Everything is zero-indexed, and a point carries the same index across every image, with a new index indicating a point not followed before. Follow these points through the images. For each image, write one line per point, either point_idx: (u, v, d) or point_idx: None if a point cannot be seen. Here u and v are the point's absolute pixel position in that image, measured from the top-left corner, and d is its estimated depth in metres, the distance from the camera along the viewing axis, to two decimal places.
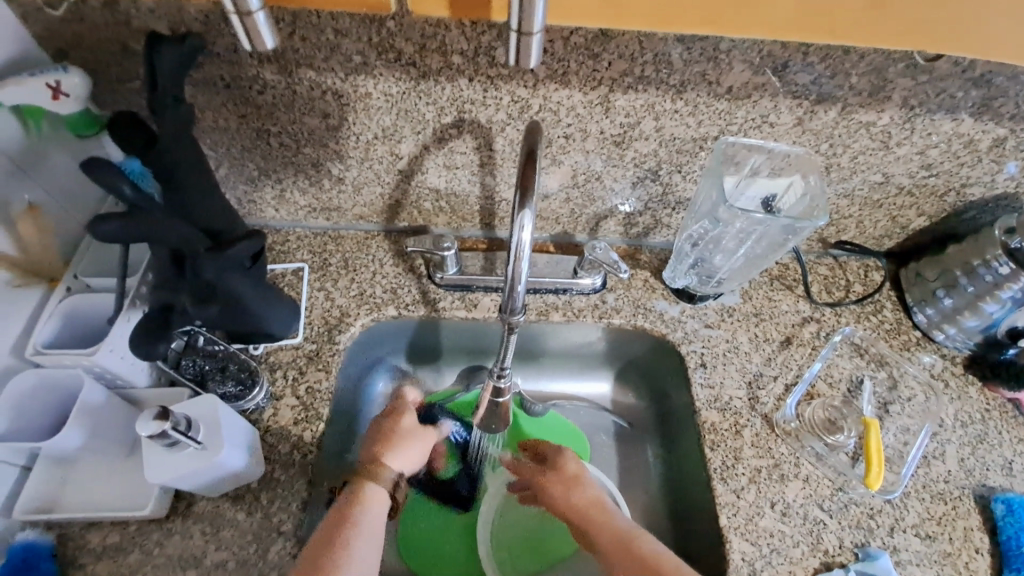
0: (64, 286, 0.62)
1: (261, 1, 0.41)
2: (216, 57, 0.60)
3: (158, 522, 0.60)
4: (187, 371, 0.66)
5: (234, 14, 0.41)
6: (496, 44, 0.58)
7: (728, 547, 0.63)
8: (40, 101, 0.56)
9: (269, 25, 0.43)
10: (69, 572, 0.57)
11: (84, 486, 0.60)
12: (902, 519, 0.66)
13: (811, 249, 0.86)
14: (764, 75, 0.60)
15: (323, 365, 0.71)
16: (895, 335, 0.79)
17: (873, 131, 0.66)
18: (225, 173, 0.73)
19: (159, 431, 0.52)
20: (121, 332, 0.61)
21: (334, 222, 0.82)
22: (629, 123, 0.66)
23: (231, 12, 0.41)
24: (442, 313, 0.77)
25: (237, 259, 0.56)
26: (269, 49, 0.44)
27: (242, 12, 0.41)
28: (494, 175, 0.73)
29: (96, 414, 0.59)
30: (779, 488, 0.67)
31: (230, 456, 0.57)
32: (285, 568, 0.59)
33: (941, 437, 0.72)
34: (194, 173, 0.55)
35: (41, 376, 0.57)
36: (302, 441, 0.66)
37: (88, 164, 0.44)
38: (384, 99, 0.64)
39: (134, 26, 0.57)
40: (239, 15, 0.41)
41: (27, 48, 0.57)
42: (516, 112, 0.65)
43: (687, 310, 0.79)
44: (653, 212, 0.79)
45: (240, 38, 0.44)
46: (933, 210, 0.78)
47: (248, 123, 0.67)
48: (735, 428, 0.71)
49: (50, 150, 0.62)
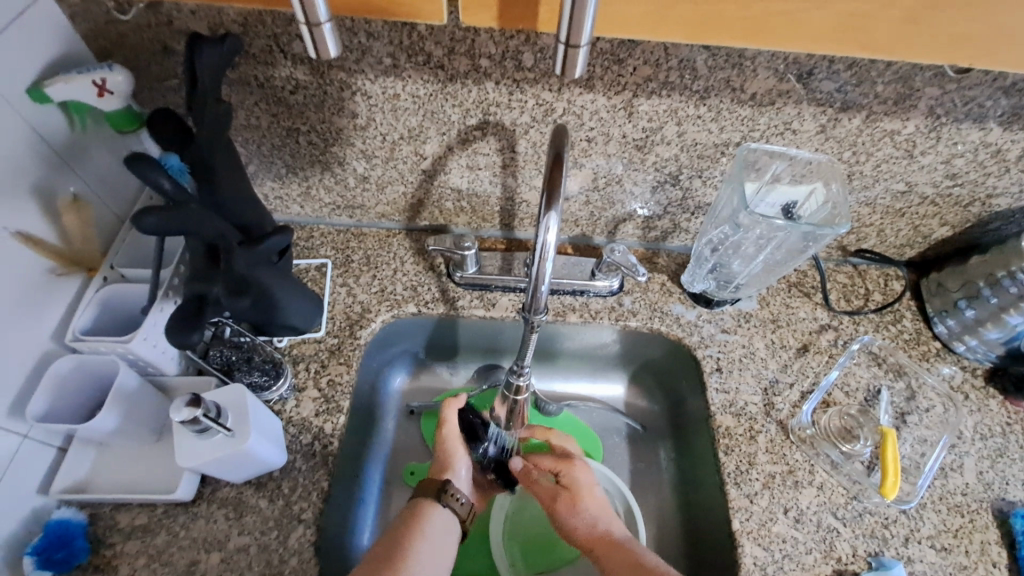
0: (101, 276, 0.65)
1: (328, 11, 0.40)
2: (251, 58, 0.62)
3: (184, 505, 0.62)
4: (215, 360, 0.69)
5: (304, 23, 0.40)
6: (523, 48, 0.59)
7: (740, 551, 0.63)
8: (86, 98, 0.58)
9: (337, 34, 0.41)
10: (99, 550, 0.60)
11: (115, 467, 0.63)
12: (917, 530, 0.66)
13: (830, 257, 0.86)
14: (788, 83, 0.61)
15: (344, 359, 0.73)
16: (915, 345, 0.79)
17: (897, 140, 0.66)
18: (255, 169, 0.76)
19: (191, 418, 0.54)
20: (155, 321, 0.63)
21: (356, 219, 0.83)
22: (652, 128, 0.67)
23: (301, 22, 0.40)
24: (461, 311, 0.78)
25: (267, 253, 0.58)
26: (333, 57, 0.43)
27: (310, 22, 0.40)
28: (516, 176, 0.74)
29: (130, 399, 0.61)
30: (793, 494, 0.67)
31: (257, 444, 0.59)
32: (306, 554, 0.60)
33: (959, 449, 0.72)
34: (228, 170, 0.57)
35: (80, 360, 0.59)
36: (323, 432, 0.67)
37: (132, 159, 0.46)
38: (412, 100, 0.65)
39: (176, 27, 0.59)
40: (309, 25, 0.40)
41: (74, 46, 0.60)
42: (540, 115, 0.66)
43: (703, 314, 0.80)
44: (672, 216, 0.80)
45: (307, 47, 0.42)
46: (956, 220, 0.77)
47: (279, 121, 0.69)
48: (750, 433, 0.71)
49: (92, 144, 0.65)
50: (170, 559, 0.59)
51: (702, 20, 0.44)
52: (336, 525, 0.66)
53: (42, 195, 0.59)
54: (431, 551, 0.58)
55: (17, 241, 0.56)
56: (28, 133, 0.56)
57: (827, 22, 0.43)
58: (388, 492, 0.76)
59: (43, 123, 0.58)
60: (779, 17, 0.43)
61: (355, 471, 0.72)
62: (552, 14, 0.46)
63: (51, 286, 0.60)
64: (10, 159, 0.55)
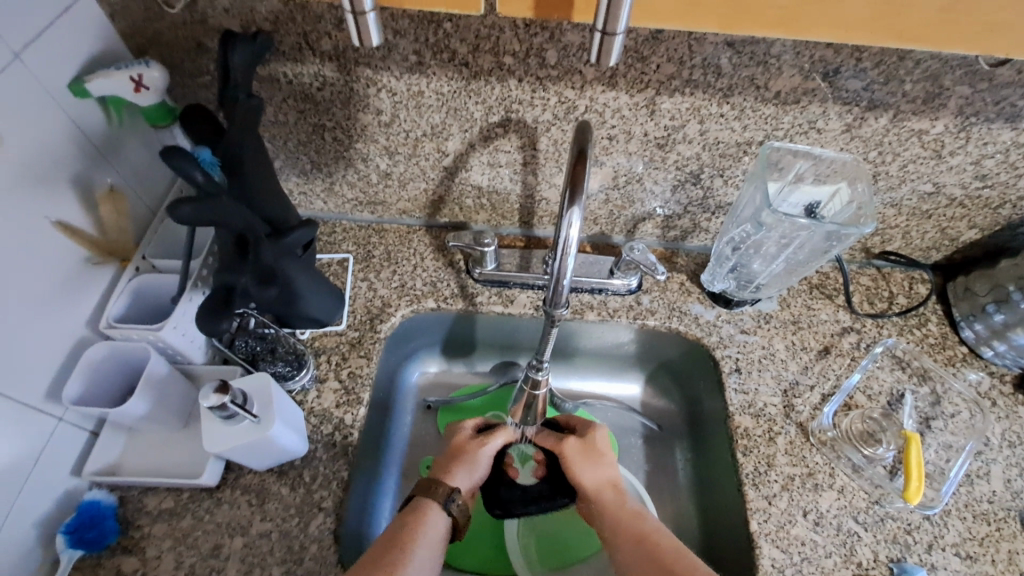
0: (133, 266, 0.67)
1: (373, 2, 0.41)
2: (281, 55, 0.63)
3: (209, 491, 0.64)
4: (240, 350, 0.71)
5: (349, 12, 0.41)
6: (547, 46, 0.59)
7: (758, 552, 0.63)
8: (124, 93, 0.60)
9: (380, 24, 0.42)
10: (127, 532, 0.61)
11: (144, 453, 0.65)
12: (941, 537, 0.65)
13: (853, 259, 0.85)
14: (814, 81, 0.60)
15: (365, 352, 0.74)
16: (940, 350, 0.77)
17: (925, 139, 0.65)
18: (281, 164, 0.77)
19: (219, 404, 0.55)
20: (184, 311, 0.65)
21: (378, 216, 0.85)
22: (673, 126, 0.67)
23: (348, 11, 0.41)
24: (479, 307, 0.79)
25: (291, 247, 0.60)
26: (376, 47, 0.43)
27: (356, 12, 0.40)
28: (537, 173, 0.75)
29: (159, 386, 0.63)
30: (813, 497, 0.66)
31: (281, 432, 0.60)
32: (326, 542, 0.61)
33: (986, 456, 0.71)
34: (257, 163, 0.58)
35: (112, 347, 0.61)
36: (343, 423, 0.69)
37: (166, 151, 0.47)
38: (436, 97, 0.66)
39: (209, 25, 0.61)
40: (354, 15, 0.41)
41: (113, 43, 0.62)
42: (562, 112, 0.66)
43: (722, 315, 0.79)
44: (692, 216, 0.79)
45: (351, 36, 0.43)
46: (985, 222, 0.76)
47: (305, 118, 0.70)
48: (769, 434, 0.70)
49: (126, 138, 0.67)
50: (196, 542, 0.61)
51: (737, 8, 0.41)
52: (353, 515, 0.67)
53: (80, 186, 0.61)
54: (433, 553, 0.57)
55: (56, 229, 0.58)
56: (68, 125, 0.58)
57: (865, 7, 0.41)
58: (404, 484, 0.77)
59: (81, 116, 0.60)
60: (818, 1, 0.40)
61: (373, 462, 0.73)
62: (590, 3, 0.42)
63: (86, 275, 0.62)
64: (49, 151, 0.57)
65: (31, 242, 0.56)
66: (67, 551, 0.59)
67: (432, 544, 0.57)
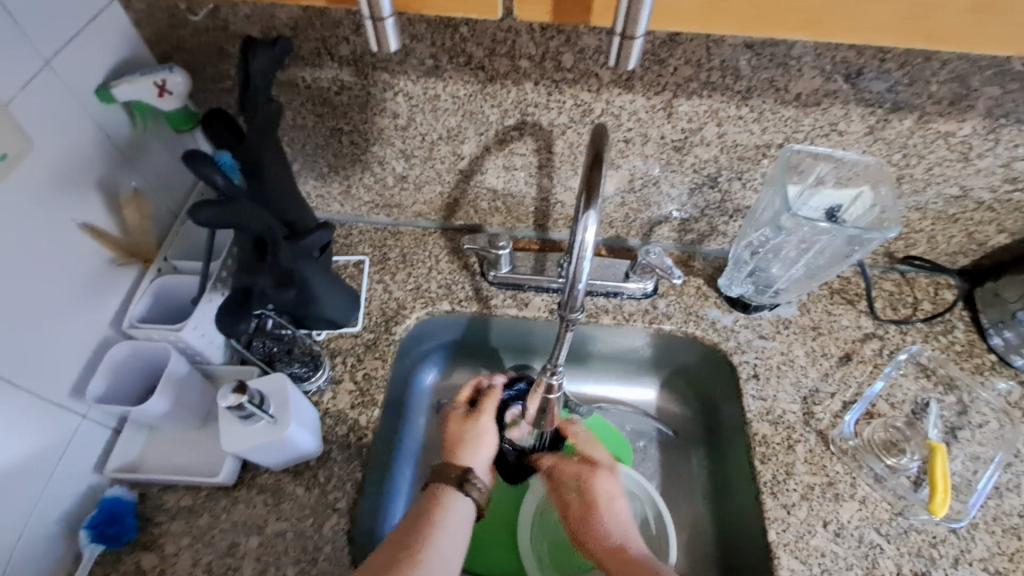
0: (155, 267, 0.69)
1: (389, 7, 0.41)
2: (300, 60, 0.64)
3: (226, 489, 0.65)
4: (257, 351, 0.72)
5: (368, 18, 0.41)
6: (564, 49, 0.59)
7: (776, 563, 0.62)
8: (147, 98, 0.62)
9: (396, 30, 0.42)
10: (146, 528, 0.63)
11: (163, 451, 0.66)
12: (969, 551, 0.63)
13: (875, 264, 0.83)
14: (836, 82, 0.59)
15: (379, 354, 0.74)
16: (967, 357, 0.75)
17: (952, 142, 0.64)
18: (299, 167, 0.78)
19: (236, 404, 0.56)
20: (204, 311, 0.66)
21: (393, 218, 0.85)
22: (691, 129, 0.66)
23: (364, 17, 0.41)
24: (494, 310, 0.79)
25: (309, 249, 0.60)
26: (392, 50, 0.43)
27: (373, 17, 0.41)
28: (552, 176, 0.75)
29: (179, 385, 0.64)
30: (833, 507, 0.65)
31: (297, 432, 0.61)
32: (339, 543, 0.62)
33: (1016, 468, 0.68)
34: (276, 168, 0.59)
35: (134, 347, 0.62)
36: (358, 424, 0.69)
37: (188, 156, 0.48)
38: (451, 101, 0.66)
39: (231, 31, 0.62)
40: (371, 20, 0.41)
41: (138, 50, 0.64)
42: (578, 115, 0.66)
43: (740, 320, 0.78)
44: (709, 219, 0.78)
45: (368, 41, 0.43)
46: (1015, 226, 0.74)
47: (323, 122, 0.71)
48: (788, 442, 0.69)
49: (149, 142, 0.68)
50: (213, 540, 0.62)
51: (760, 10, 0.41)
52: (367, 516, 0.67)
53: (104, 189, 0.62)
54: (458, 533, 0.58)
55: (82, 232, 0.60)
56: (94, 130, 0.60)
57: (889, 7, 0.40)
58: (418, 487, 0.77)
59: (108, 121, 0.61)
60: (843, 3, 0.40)
61: (388, 463, 0.74)
62: (608, 8, 0.42)
63: (109, 276, 0.64)
64: (75, 155, 0.58)
65: (57, 245, 0.57)
66: (89, 546, 0.60)
67: (453, 530, 0.58)
